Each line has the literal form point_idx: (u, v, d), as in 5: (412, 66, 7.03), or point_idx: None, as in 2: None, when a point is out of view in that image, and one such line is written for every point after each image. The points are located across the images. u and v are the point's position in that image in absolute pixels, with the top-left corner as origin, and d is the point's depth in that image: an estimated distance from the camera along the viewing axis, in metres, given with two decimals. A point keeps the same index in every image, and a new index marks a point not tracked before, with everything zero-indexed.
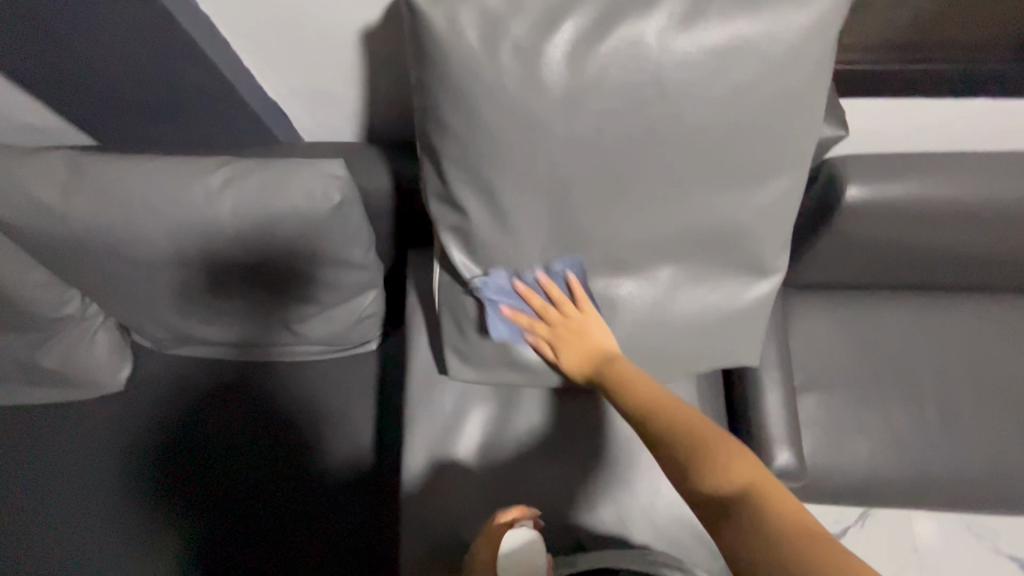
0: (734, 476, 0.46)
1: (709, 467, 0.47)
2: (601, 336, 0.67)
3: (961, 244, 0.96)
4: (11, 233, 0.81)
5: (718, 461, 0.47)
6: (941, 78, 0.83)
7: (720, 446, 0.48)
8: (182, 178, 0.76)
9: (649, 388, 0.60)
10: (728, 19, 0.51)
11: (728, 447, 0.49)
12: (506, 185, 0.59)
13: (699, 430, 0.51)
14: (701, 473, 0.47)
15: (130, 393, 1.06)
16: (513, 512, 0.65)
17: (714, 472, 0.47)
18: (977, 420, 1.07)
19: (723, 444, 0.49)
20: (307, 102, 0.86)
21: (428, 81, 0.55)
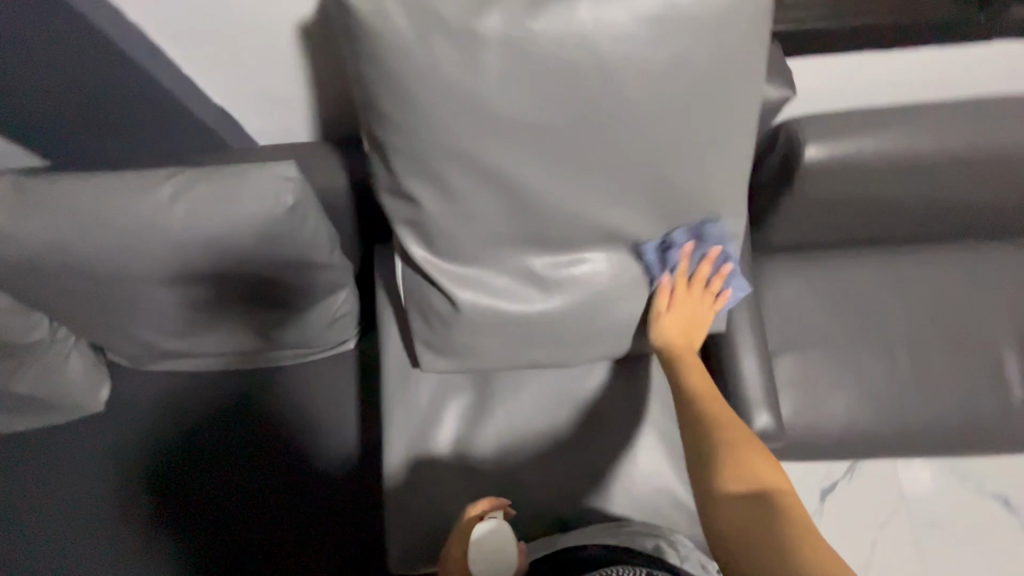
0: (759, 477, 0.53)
1: (736, 464, 0.55)
2: (700, 315, 0.71)
3: (915, 197, 0.98)
4: None
5: (746, 460, 0.55)
6: (888, 33, 0.83)
7: (749, 448, 0.56)
8: (130, 191, 0.74)
9: (700, 380, 0.66)
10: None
11: (757, 450, 0.56)
12: (452, 173, 0.58)
13: (733, 429, 0.59)
14: (727, 469, 0.55)
15: (108, 415, 1.06)
16: (482, 506, 0.66)
17: (738, 469, 0.54)
18: (946, 365, 1.10)
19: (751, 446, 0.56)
20: (255, 104, 0.85)
21: (363, 70, 0.54)
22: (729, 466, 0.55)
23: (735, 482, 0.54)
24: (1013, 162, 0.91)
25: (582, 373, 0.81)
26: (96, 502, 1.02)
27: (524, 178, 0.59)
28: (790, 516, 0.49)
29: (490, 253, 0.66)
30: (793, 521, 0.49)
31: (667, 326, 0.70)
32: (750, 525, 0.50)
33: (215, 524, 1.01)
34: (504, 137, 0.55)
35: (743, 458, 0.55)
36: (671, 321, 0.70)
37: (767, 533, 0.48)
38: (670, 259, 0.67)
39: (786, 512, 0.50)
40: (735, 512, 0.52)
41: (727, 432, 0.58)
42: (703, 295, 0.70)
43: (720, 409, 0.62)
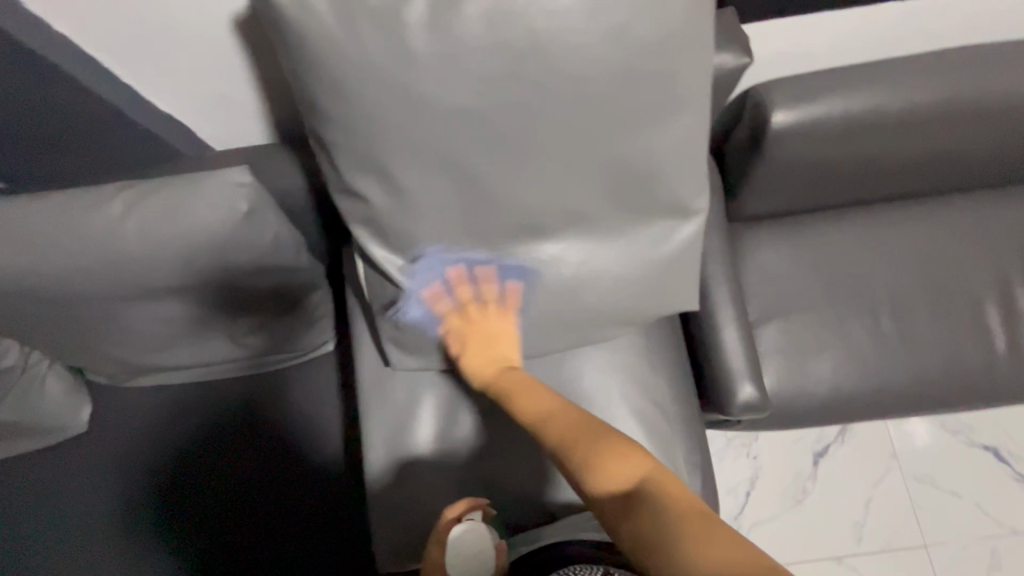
0: (622, 472, 0.45)
1: (601, 471, 0.46)
2: (501, 332, 0.70)
3: (887, 157, 0.96)
4: None
5: (608, 458, 0.47)
6: None
7: (605, 443, 0.48)
8: (80, 209, 0.72)
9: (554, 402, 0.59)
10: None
11: (613, 442, 0.48)
12: (400, 168, 0.57)
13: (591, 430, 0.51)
14: (596, 474, 0.47)
15: (92, 438, 1.04)
16: (459, 508, 0.65)
17: (601, 475, 0.46)
18: (929, 322, 1.09)
19: (609, 439, 0.49)
20: (205, 111, 0.82)
21: (298, 70, 0.53)
22: (596, 476, 0.47)
23: (607, 487, 0.46)
24: (980, 113, 0.89)
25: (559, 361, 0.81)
26: (89, 525, 1.01)
27: (473, 168, 0.58)
28: (665, 506, 0.41)
29: (448, 248, 0.65)
30: (672, 513, 0.40)
31: (471, 359, 0.70)
32: (635, 533, 0.42)
33: (212, 537, 1.00)
34: (448, 127, 0.54)
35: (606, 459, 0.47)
36: (472, 354, 0.70)
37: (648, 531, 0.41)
38: (442, 296, 0.69)
39: (659, 501, 0.42)
40: (623, 525, 0.43)
41: (583, 439, 0.50)
42: (490, 310, 0.70)
43: (580, 419, 0.54)
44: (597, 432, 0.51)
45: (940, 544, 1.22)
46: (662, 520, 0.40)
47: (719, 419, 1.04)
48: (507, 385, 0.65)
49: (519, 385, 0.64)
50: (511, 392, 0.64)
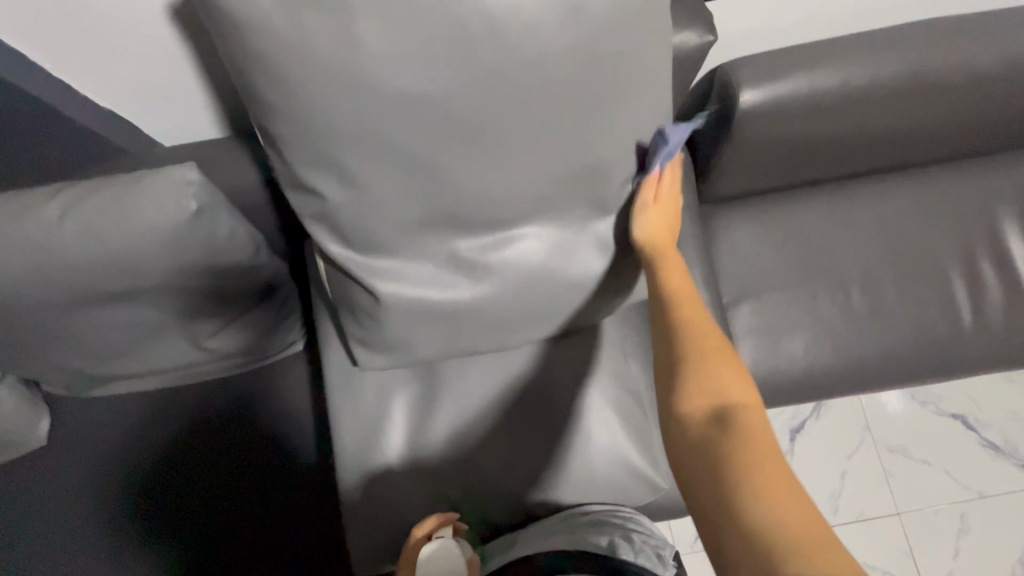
0: (725, 391, 0.51)
1: (712, 383, 0.52)
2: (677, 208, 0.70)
3: (854, 133, 0.96)
4: None
5: (716, 375, 0.52)
6: None
7: (713, 362, 0.53)
8: (10, 214, 0.67)
9: (684, 293, 0.61)
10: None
11: (724, 360, 0.54)
12: (353, 160, 0.55)
13: (706, 340, 0.56)
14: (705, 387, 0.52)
15: (50, 453, 1.00)
16: (430, 524, 0.67)
17: (698, 387, 0.52)
18: (898, 297, 1.11)
19: (721, 355, 0.54)
20: (149, 107, 0.78)
21: (236, 61, 0.50)
22: (698, 389, 0.52)
23: (701, 399, 0.51)
24: (943, 87, 0.90)
25: (530, 351, 0.79)
26: (50, 545, 0.97)
27: (431, 157, 0.55)
28: (753, 434, 0.46)
29: (409, 243, 0.63)
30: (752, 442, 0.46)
31: (654, 218, 0.66)
32: (711, 444, 0.47)
33: (183, 550, 0.97)
34: (401, 115, 0.52)
35: (712, 375, 0.52)
36: (655, 215, 0.66)
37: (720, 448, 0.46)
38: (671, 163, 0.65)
39: (746, 429, 0.47)
40: (699, 431, 0.49)
41: (694, 346, 0.55)
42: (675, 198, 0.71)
43: (698, 321, 0.58)
44: (712, 341, 0.56)
45: (913, 511, 1.25)
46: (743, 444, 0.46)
47: None
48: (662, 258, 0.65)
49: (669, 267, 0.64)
50: (663, 270, 0.64)
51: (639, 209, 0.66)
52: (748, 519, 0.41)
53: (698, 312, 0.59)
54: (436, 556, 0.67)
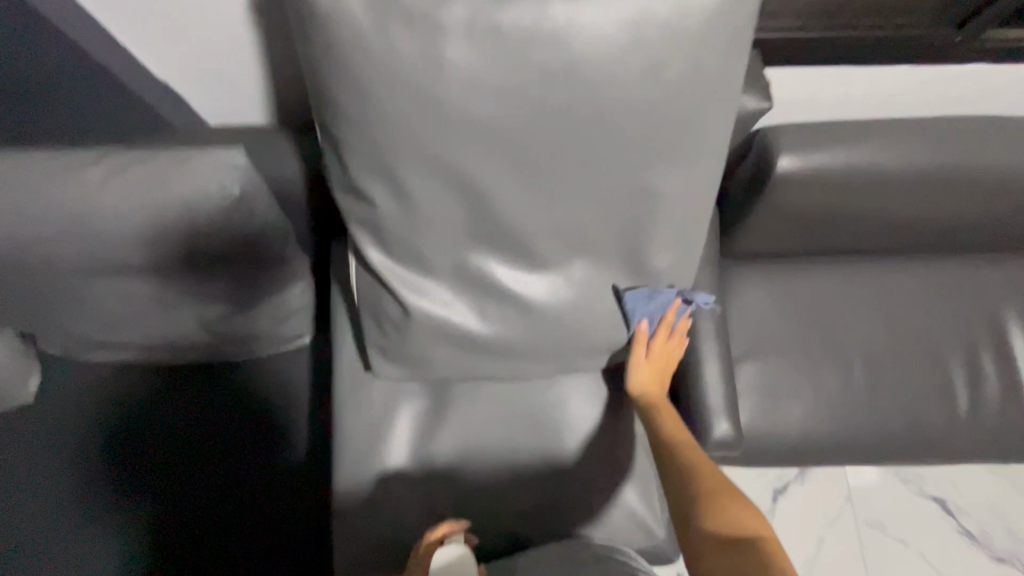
0: (737, 523, 0.53)
1: (724, 512, 0.55)
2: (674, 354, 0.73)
3: (879, 211, 0.98)
4: None
5: (726, 508, 0.55)
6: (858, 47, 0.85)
7: (727, 498, 0.56)
8: (58, 168, 0.71)
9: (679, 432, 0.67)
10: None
11: (733, 494, 0.57)
12: (410, 172, 0.55)
13: (715, 481, 0.59)
14: (718, 517, 0.54)
15: (31, 412, 0.98)
16: (443, 529, 0.66)
17: (716, 519, 0.54)
18: (897, 375, 1.12)
19: (730, 490, 0.57)
20: (204, 86, 0.78)
21: (315, 60, 0.51)
22: (710, 515, 0.55)
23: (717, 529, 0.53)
24: (969, 182, 0.93)
25: (544, 383, 0.79)
26: (10, 507, 0.94)
27: (486, 181, 0.56)
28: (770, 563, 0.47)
29: (445, 261, 0.63)
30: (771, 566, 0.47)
31: (646, 371, 0.72)
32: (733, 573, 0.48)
33: (144, 535, 0.94)
34: (468, 140, 0.53)
35: (723, 510, 0.55)
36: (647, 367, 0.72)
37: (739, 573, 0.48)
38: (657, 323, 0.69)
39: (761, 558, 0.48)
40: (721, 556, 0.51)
41: (699, 483, 0.59)
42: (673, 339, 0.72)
43: (705, 462, 0.61)
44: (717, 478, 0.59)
45: None
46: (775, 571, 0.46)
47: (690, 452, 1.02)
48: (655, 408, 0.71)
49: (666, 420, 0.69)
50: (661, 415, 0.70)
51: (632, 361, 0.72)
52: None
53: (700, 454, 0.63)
54: (455, 564, 0.66)
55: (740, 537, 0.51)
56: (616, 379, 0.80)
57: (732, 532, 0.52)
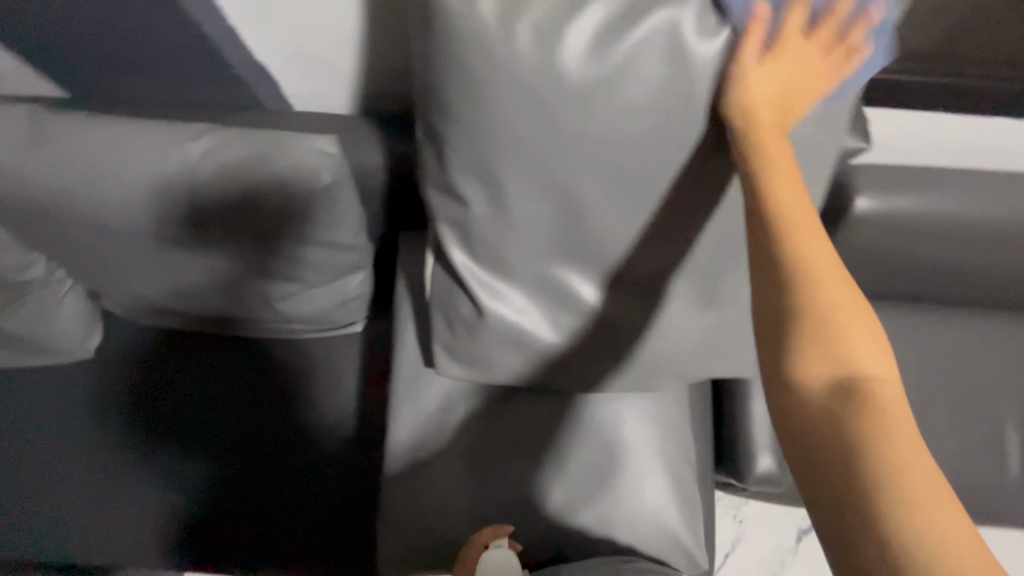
0: (851, 362, 0.41)
1: (835, 347, 0.41)
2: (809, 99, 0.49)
3: (953, 260, 0.96)
4: None
5: (843, 344, 0.41)
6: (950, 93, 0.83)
7: (846, 317, 0.42)
8: (161, 141, 0.73)
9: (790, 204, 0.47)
10: (780, 16, 0.47)
11: (855, 319, 0.42)
12: (510, 177, 0.56)
13: (830, 287, 0.43)
14: (827, 353, 0.41)
15: (96, 365, 1.02)
16: (485, 533, 0.69)
17: (821, 358, 0.41)
18: (952, 430, 1.07)
19: (850, 309, 0.42)
20: (298, 73, 0.80)
21: (436, 66, 0.52)
22: (817, 354, 0.42)
23: (819, 370, 0.41)
24: None
25: (600, 399, 0.80)
26: (64, 451, 0.98)
27: (584, 197, 0.57)
28: (887, 421, 0.38)
29: (527, 268, 0.65)
30: (889, 426, 0.38)
31: (762, 80, 0.48)
32: (836, 431, 0.39)
33: (184, 503, 0.96)
34: (573, 151, 0.54)
35: (836, 336, 0.42)
36: (769, 77, 0.48)
37: (843, 431, 0.39)
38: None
39: (878, 412, 0.38)
40: (820, 408, 0.40)
41: (808, 290, 0.43)
42: (820, 57, 0.48)
43: (815, 252, 0.45)
44: (838, 287, 0.43)
45: None
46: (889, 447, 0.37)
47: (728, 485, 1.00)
48: (766, 139, 0.48)
49: (777, 178, 0.47)
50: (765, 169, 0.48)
51: (739, 57, 0.48)
52: (879, 514, 0.35)
53: (816, 236, 0.45)
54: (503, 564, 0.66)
55: (848, 383, 0.40)
56: (666, 399, 0.82)
57: (838, 367, 0.41)
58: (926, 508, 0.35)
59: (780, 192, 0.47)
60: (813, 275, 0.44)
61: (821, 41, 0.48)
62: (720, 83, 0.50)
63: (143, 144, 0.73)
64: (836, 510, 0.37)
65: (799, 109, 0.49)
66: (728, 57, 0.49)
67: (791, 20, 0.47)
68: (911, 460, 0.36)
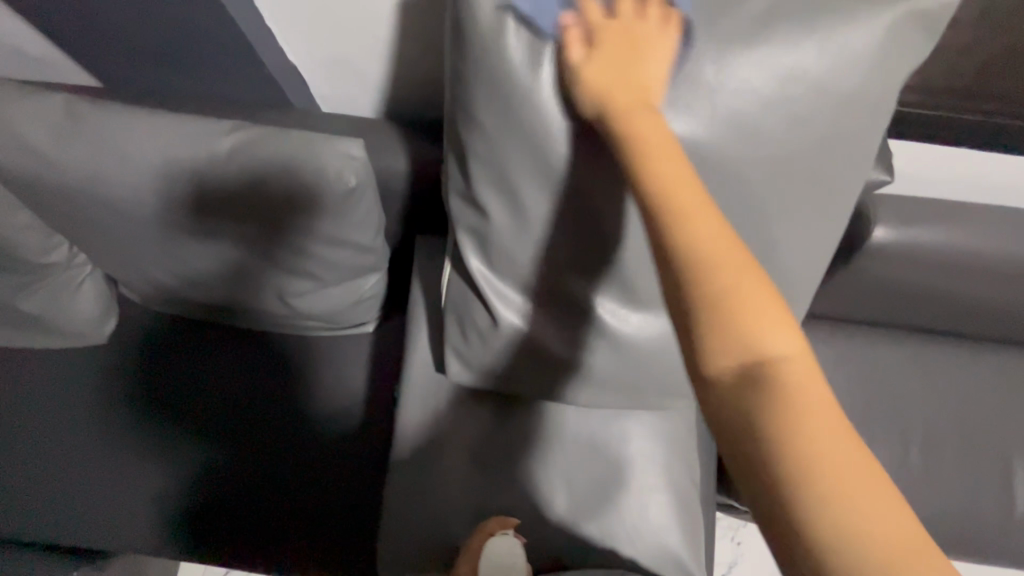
0: (749, 344, 0.38)
1: (732, 334, 0.38)
2: (653, 77, 0.48)
3: (968, 294, 0.95)
4: (17, 183, 0.80)
5: (738, 327, 0.38)
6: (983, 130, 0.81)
7: (743, 298, 0.39)
8: (189, 135, 0.74)
9: (676, 173, 0.44)
10: (786, 46, 0.51)
11: (751, 294, 0.39)
12: (534, 189, 0.57)
13: (727, 265, 0.40)
14: (725, 341, 0.38)
15: (108, 349, 1.03)
16: (494, 523, 0.70)
17: (721, 348, 0.39)
18: (958, 466, 1.05)
19: (739, 281, 0.39)
20: (328, 74, 0.82)
21: (467, 80, 0.53)
22: (717, 345, 0.39)
23: (724, 360, 0.39)
24: None
25: (608, 415, 0.80)
26: (72, 431, 1.00)
27: (606, 214, 0.57)
28: (798, 409, 0.36)
29: (544, 283, 0.65)
30: (797, 416, 0.36)
31: (599, 71, 0.48)
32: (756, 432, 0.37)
33: (190, 492, 0.97)
34: (596, 170, 0.54)
35: (736, 322, 0.38)
36: (605, 65, 0.48)
37: (755, 426, 0.37)
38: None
39: (787, 401, 0.36)
40: (729, 404, 0.38)
41: (702, 275, 0.40)
42: (644, 32, 0.49)
43: (708, 229, 0.41)
44: (728, 260, 0.40)
45: None
46: (806, 440, 0.35)
47: (728, 505, 1.00)
48: (630, 123, 0.47)
49: (658, 158, 0.45)
50: (646, 145, 0.46)
51: (572, 57, 0.49)
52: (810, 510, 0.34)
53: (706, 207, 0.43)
54: (509, 557, 0.67)
55: (752, 369, 0.38)
56: (675, 419, 0.82)
57: (740, 359, 0.38)
58: (841, 499, 0.34)
59: (676, 171, 0.44)
60: (706, 254, 0.40)
61: (628, 24, 0.49)
62: (568, 85, 0.50)
63: (175, 136, 0.74)
64: (764, 512, 0.36)
65: (653, 86, 0.48)
66: (558, 61, 0.50)
67: (589, 13, 0.49)
68: (822, 448, 0.35)
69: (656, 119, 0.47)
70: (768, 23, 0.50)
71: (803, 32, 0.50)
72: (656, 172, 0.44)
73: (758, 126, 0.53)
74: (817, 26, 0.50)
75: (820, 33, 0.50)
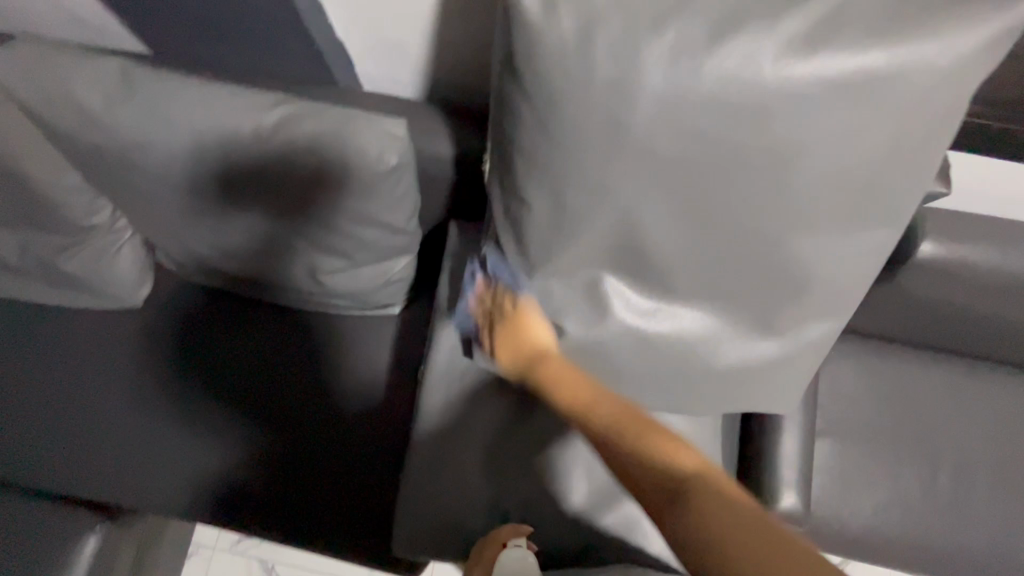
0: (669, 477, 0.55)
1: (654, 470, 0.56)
2: (539, 336, 0.72)
3: (1015, 319, 0.91)
4: (67, 145, 0.82)
5: (647, 453, 0.58)
6: None
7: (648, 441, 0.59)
8: (235, 107, 0.75)
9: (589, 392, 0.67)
10: (857, 48, 0.47)
11: (653, 429, 0.60)
12: (573, 181, 0.56)
13: (646, 439, 0.59)
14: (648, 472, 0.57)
15: (141, 313, 1.06)
16: (505, 531, 0.70)
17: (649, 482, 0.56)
18: (988, 495, 1.02)
19: (649, 432, 0.60)
20: (373, 54, 0.82)
21: (515, 62, 0.51)
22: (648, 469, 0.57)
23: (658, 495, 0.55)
24: None
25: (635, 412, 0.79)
26: (104, 389, 1.02)
27: (646, 208, 0.57)
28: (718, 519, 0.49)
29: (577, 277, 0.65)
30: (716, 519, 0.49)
31: (505, 353, 0.74)
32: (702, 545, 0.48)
33: (217, 462, 0.99)
34: (636, 166, 0.53)
35: (651, 449, 0.58)
36: (507, 345, 0.74)
37: (702, 536, 0.48)
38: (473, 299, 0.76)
39: (707, 514, 0.49)
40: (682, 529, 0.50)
41: (628, 444, 0.60)
42: (517, 315, 0.71)
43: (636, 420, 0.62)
44: (642, 428, 0.61)
45: None
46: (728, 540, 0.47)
47: None
48: (550, 374, 0.70)
49: (579, 392, 0.67)
50: (566, 384, 0.69)
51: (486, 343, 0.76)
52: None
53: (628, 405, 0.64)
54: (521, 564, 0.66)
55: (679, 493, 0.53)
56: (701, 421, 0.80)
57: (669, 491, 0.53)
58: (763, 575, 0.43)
59: (592, 387, 0.67)
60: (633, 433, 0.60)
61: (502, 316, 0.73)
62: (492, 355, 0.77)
63: (222, 108, 0.75)
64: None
65: (546, 344, 0.72)
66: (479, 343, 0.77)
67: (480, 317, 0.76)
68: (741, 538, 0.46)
69: (557, 358, 0.71)
70: (836, 23, 0.47)
71: (876, 32, 0.47)
72: (580, 398, 0.67)
73: (815, 132, 0.50)
74: (897, 23, 0.47)
75: (894, 35, 0.47)
